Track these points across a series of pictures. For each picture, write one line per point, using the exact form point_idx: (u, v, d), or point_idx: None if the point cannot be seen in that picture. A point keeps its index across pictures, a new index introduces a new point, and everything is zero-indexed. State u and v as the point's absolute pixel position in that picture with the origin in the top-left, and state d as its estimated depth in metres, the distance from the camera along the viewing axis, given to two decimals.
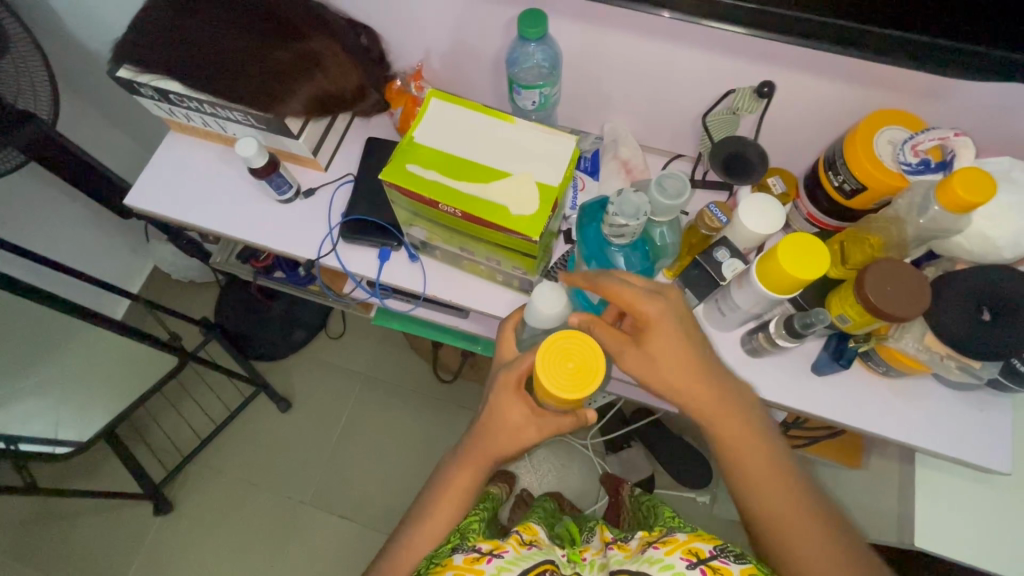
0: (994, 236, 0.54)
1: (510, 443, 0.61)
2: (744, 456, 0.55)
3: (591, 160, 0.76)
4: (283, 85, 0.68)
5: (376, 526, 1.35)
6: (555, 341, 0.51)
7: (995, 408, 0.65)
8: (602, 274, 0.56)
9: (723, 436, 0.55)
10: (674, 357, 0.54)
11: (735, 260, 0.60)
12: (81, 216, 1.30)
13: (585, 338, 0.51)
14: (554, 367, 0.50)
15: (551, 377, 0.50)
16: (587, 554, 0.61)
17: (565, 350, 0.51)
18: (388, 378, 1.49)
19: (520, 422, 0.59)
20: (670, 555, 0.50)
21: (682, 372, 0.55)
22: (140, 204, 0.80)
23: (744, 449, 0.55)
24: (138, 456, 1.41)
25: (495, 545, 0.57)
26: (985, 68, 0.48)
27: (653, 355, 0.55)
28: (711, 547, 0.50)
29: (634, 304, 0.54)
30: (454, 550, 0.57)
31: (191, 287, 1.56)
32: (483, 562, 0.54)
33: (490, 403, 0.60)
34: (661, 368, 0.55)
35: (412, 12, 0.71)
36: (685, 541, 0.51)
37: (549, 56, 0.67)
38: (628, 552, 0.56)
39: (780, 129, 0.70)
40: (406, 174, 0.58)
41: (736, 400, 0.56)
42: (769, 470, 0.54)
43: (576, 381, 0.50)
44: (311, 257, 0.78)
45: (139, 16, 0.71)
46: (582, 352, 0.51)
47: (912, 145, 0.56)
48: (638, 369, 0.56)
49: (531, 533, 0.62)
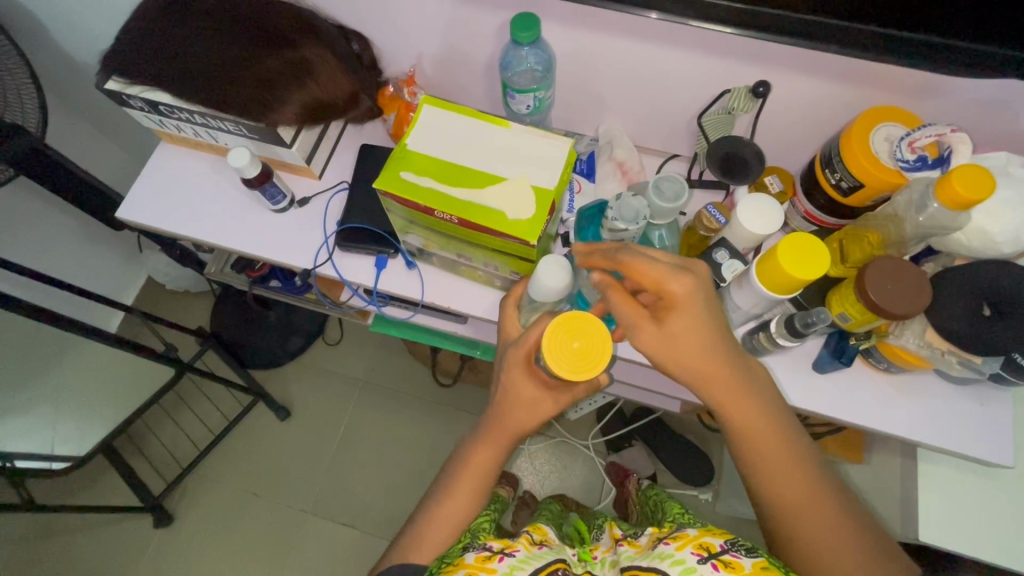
0: (994, 232, 0.54)
1: (528, 419, 0.60)
2: (756, 444, 0.52)
3: (587, 162, 0.75)
4: (274, 94, 0.67)
5: (379, 532, 1.35)
6: (562, 322, 0.51)
7: (997, 402, 0.65)
8: (623, 248, 0.52)
9: (734, 423, 0.53)
10: (695, 338, 0.51)
11: (735, 260, 0.58)
12: (72, 228, 1.29)
13: (591, 318, 0.52)
14: (561, 347, 0.51)
15: (559, 357, 0.51)
16: (598, 553, 0.61)
17: (571, 329, 0.51)
18: (387, 383, 1.48)
19: (536, 398, 0.59)
20: (680, 551, 0.49)
21: (696, 354, 0.51)
22: (132, 216, 0.79)
23: (756, 438, 0.52)
24: (137, 468, 1.40)
25: (505, 543, 0.56)
26: (982, 65, 0.47)
27: (671, 333, 0.51)
28: (721, 541, 0.49)
29: (658, 280, 0.50)
30: (466, 549, 0.55)
31: (186, 297, 1.54)
32: (495, 560, 0.52)
33: (502, 382, 0.60)
34: (681, 348, 0.51)
35: (404, 18, 0.71)
36: (696, 535, 0.50)
37: (542, 60, 0.67)
38: (638, 549, 0.55)
39: (775, 128, 0.70)
40: (400, 182, 0.57)
41: (749, 387, 0.53)
42: (784, 456, 0.52)
43: (584, 358, 0.51)
44: (307, 267, 0.77)
45: (126, 26, 0.70)
46: (589, 331, 0.51)
47: (909, 142, 0.55)
48: (655, 349, 0.52)
49: (542, 533, 0.62)
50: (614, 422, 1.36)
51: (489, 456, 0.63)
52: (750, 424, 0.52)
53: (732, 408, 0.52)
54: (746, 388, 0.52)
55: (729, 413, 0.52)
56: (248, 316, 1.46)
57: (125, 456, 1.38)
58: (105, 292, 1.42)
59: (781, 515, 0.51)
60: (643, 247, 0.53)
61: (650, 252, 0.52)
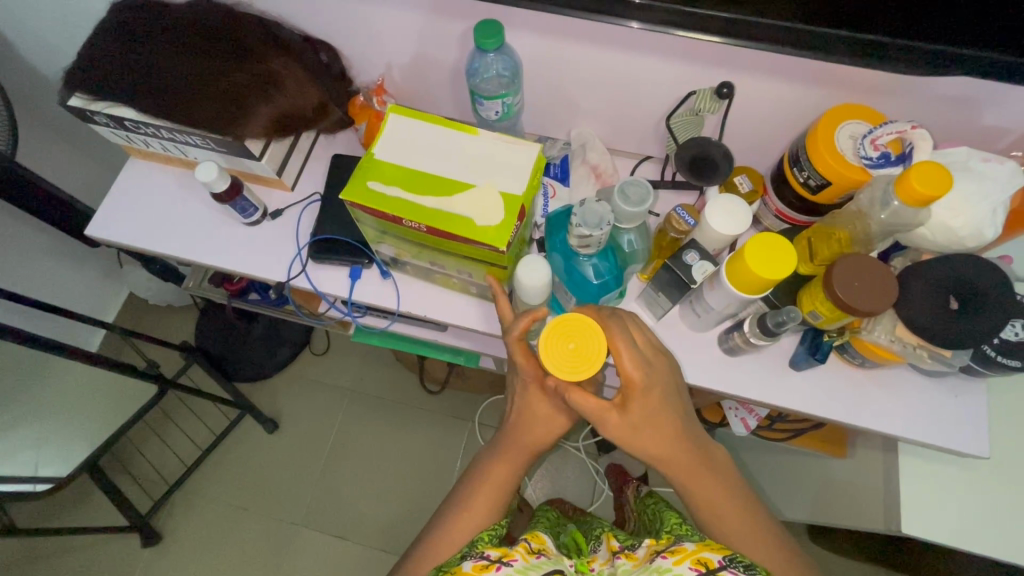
0: (956, 226, 0.54)
1: (546, 433, 0.63)
2: (716, 516, 0.56)
3: (561, 166, 0.74)
4: (241, 108, 0.66)
5: (370, 543, 1.33)
6: (558, 324, 0.53)
7: (969, 393, 0.66)
8: (598, 319, 0.54)
9: (692, 493, 0.57)
10: (656, 423, 0.53)
11: (704, 262, 0.59)
12: (49, 246, 1.26)
13: (585, 317, 0.53)
14: (557, 350, 0.52)
15: (553, 358, 0.52)
16: (595, 565, 0.58)
17: (567, 331, 0.53)
18: (375, 392, 1.47)
19: (552, 412, 0.62)
20: (679, 565, 0.49)
21: (650, 438, 0.54)
22: (102, 234, 0.78)
23: (717, 510, 0.56)
24: (123, 488, 1.38)
25: (504, 551, 0.53)
26: (948, 64, 0.47)
27: (633, 422, 0.53)
28: (720, 556, 0.48)
29: (621, 365, 0.52)
30: (463, 557, 0.54)
31: (169, 311, 1.53)
32: (493, 570, 0.51)
33: (516, 403, 0.64)
34: (641, 433, 0.53)
35: (372, 28, 0.70)
36: (694, 550, 0.50)
37: (509, 66, 0.66)
38: (636, 562, 0.55)
39: (745, 129, 0.70)
40: (367, 192, 0.57)
41: (706, 463, 0.57)
42: (745, 532, 0.56)
43: (577, 358, 0.52)
44: (281, 279, 0.76)
45: (89, 41, 0.69)
46: (582, 332, 0.53)
47: (871, 139, 0.56)
48: (621, 434, 0.54)
49: (539, 541, 0.57)
50: None
51: (506, 472, 0.64)
52: (706, 498, 0.57)
53: (690, 484, 0.57)
54: (702, 466, 0.57)
55: (690, 489, 0.57)
56: (232, 329, 1.44)
57: (110, 475, 1.36)
58: (85, 310, 1.40)
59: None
60: (627, 322, 0.56)
61: (631, 330, 0.55)
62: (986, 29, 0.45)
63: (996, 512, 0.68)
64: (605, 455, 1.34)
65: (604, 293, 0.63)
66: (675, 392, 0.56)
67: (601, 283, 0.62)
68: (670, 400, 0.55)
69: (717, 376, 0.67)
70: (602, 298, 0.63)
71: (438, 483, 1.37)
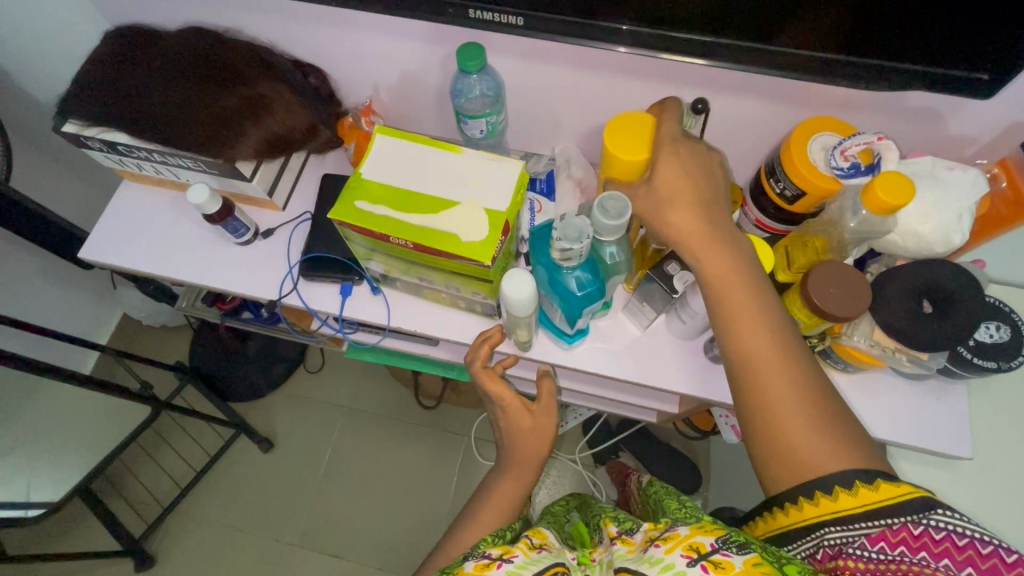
0: (925, 231, 0.56)
1: (539, 442, 0.68)
2: (737, 331, 0.49)
3: (546, 181, 0.76)
4: (231, 130, 0.68)
5: (366, 563, 1.32)
6: (619, 117, 0.59)
7: (950, 395, 0.67)
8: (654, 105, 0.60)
9: (711, 282, 0.51)
10: (687, 189, 0.53)
11: (685, 273, 0.63)
12: (43, 269, 1.27)
13: (645, 116, 0.58)
14: (621, 125, 0.58)
15: (617, 154, 0.57)
16: (597, 554, 0.52)
17: (622, 124, 0.58)
18: (369, 408, 1.47)
19: (537, 426, 0.67)
20: (670, 554, 0.42)
21: (679, 206, 0.53)
22: (93, 255, 0.79)
23: (735, 315, 0.50)
24: (116, 511, 1.37)
25: (506, 549, 0.49)
26: (910, 80, 0.49)
27: (659, 189, 0.53)
28: (713, 539, 0.42)
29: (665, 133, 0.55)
30: (465, 557, 0.49)
31: (162, 332, 1.53)
32: (494, 567, 0.46)
33: (505, 429, 0.69)
34: (674, 194, 0.53)
35: (359, 53, 0.72)
36: (687, 535, 0.43)
37: (491, 88, 0.68)
38: (632, 548, 0.47)
39: (722, 142, 0.72)
40: (355, 211, 0.58)
41: (739, 261, 0.51)
42: (763, 344, 0.48)
43: (639, 145, 0.57)
44: (272, 298, 0.77)
45: (81, 70, 0.71)
46: (634, 123, 0.58)
47: (841, 150, 0.58)
48: (649, 198, 0.54)
49: (540, 536, 0.53)
50: (601, 435, 1.35)
51: (517, 486, 0.66)
52: (727, 294, 0.50)
53: (716, 286, 0.51)
54: (734, 260, 0.51)
55: (710, 285, 0.51)
56: (226, 348, 1.44)
57: (103, 499, 1.35)
58: (79, 332, 1.41)
59: (761, 412, 0.47)
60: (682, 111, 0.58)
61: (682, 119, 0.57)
62: (944, 51, 0.47)
63: (986, 512, 0.68)
64: (602, 467, 1.35)
65: (588, 303, 0.62)
66: (715, 178, 0.55)
67: (585, 295, 0.62)
68: (707, 181, 0.54)
69: (704, 383, 0.69)
70: (586, 309, 0.63)
71: (436, 498, 1.37)
